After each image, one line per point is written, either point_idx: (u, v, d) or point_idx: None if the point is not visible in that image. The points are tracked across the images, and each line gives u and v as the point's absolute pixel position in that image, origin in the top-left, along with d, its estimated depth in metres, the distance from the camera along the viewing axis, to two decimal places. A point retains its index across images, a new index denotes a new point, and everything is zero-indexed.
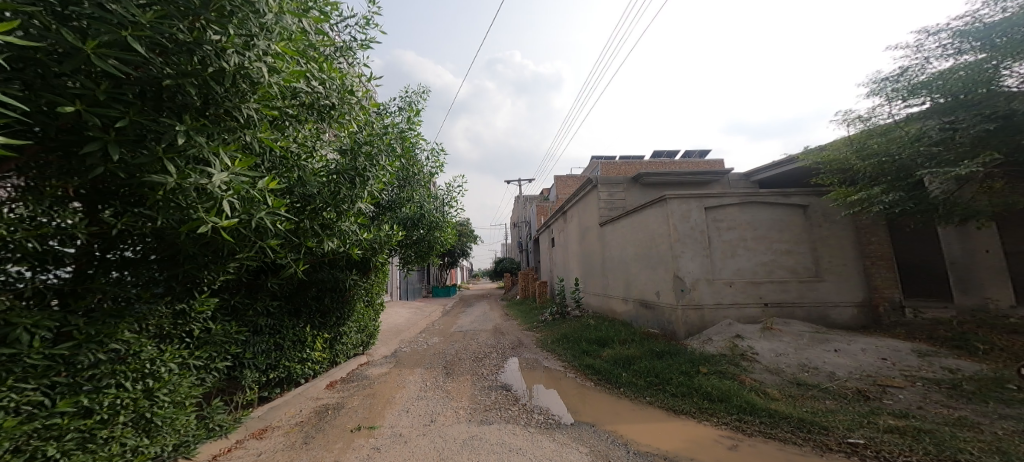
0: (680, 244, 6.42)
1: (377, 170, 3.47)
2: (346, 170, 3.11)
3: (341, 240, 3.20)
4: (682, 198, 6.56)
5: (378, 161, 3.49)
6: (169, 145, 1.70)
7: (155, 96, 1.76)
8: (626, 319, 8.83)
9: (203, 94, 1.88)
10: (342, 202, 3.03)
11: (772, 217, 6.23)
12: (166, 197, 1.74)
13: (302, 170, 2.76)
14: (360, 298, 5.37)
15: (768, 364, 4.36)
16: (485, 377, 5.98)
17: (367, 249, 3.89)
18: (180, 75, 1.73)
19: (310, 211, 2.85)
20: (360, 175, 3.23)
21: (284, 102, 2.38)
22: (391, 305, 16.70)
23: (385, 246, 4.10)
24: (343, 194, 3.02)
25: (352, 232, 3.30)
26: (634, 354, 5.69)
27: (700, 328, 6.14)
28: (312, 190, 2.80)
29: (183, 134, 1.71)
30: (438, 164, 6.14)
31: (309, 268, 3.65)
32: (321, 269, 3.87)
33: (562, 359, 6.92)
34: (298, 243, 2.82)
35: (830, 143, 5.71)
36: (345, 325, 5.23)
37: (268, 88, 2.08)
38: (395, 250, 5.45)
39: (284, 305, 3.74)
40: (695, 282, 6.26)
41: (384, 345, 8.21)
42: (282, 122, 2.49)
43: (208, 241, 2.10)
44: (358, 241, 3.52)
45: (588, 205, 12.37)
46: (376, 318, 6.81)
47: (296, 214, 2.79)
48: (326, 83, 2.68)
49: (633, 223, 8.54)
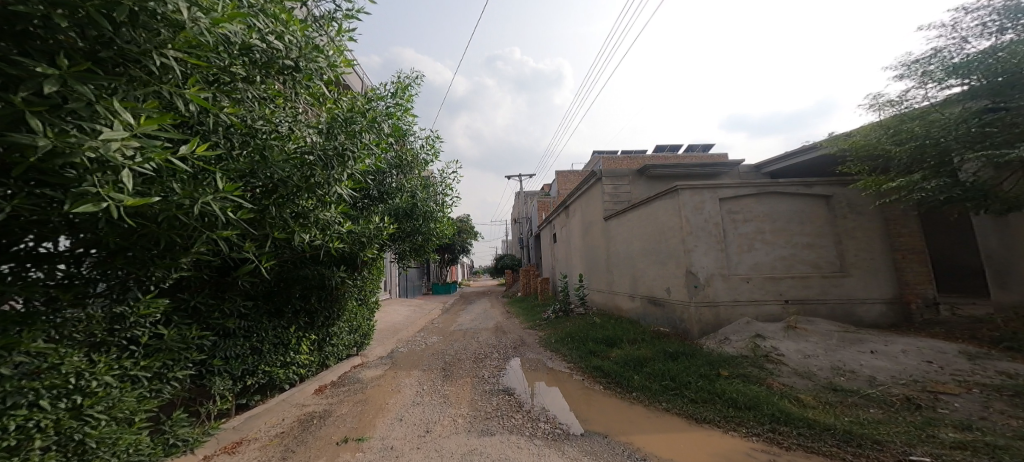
0: (693, 238, 6.04)
1: (361, 151, 3.05)
2: (324, 149, 2.67)
3: (318, 232, 2.82)
4: (695, 189, 6.16)
5: (361, 141, 3.09)
6: (45, 101, 1.33)
7: (25, 36, 1.41)
8: (633, 317, 8.46)
9: (98, 36, 1.50)
10: (318, 186, 2.62)
11: (792, 208, 5.82)
12: (46, 166, 1.37)
13: (270, 150, 2.37)
14: (351, 296, 4.98)
15: (796, 367, 3.96)
16: (485, 380, 5.61)
17: (353, 243, 3.48)
18: (55, 8, 1.36)
19: (279, 197, 2.46)
20: (340, 156, 2.79)
21: (227, 58, 2.00)
22: (389, 302, 16.32)
23: (375, 239, 3.68)
24: (318, 176, 2.61)
25: (332, 222, 2.92)
26: (646, 355, 5.30)
27: (715, 327, 5.75)
28: (282, 172, 2.41)
29: (56, 81, 1.33)
30: (434, 151, 5.75)
31: (289, 262, 3.26)
32: (303, 264, 3.48)
33: (568, 359, 6.54)
34: (262, 235, 2.46)
35: (857, 129, 5.28)
36: (335, 326, 4.86)
37: (194, 34, 1.71)
38: (388, 244, 5.06)
39: (262, 304, 3.36)
40: (709, 277, 5.87)
41: (380, 345, 7.85)
42: (229, 86, 2.11)
43: (137, 230, 1.73)
44: (341, 233, 3.13)
45: (592, 199, 11.96)
46: (371, 318, 6.44)
47: (261, 198, 2.41)
48: (284, 40, 2.29)
49: (640, 216, 8.14)
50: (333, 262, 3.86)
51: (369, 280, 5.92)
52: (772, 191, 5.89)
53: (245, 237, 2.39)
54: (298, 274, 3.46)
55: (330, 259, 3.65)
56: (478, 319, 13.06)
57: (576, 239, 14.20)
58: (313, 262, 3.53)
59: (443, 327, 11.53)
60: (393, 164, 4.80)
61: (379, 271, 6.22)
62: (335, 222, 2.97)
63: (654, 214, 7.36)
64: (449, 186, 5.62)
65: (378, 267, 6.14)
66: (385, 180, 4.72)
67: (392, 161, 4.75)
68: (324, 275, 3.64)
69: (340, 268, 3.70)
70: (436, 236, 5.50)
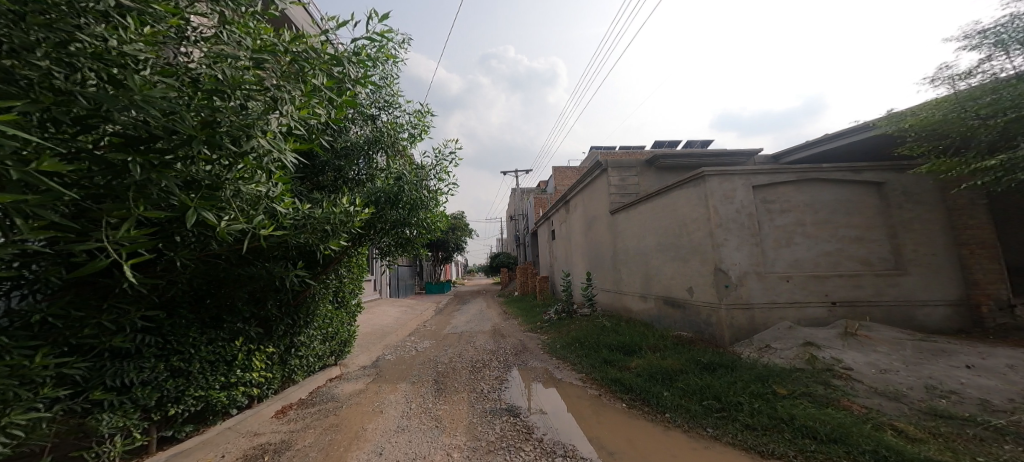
0: (722, 230, 5.26)
1: (307, 99, 2.22)
2: (236, 83, 1.85)
3: (239, 210, 2.04)
4: (725, 175, 5.40)
5: (308, 80, 2.20)
6: None
7: None
8: (646, 320, 7.71)
9: None
10: (226, 137, 1.79)
11: (838, 198, 5.10)
12: None
13: (133, 79, 1.52)
14: (321, 296, 4.11)
15: (875, 385, 3.20)
16: (484, 397, 4.79)
17: (309, 230, 2.59)
18: None
19: (154, 154, 1.61)
20: (262, 96, 1.99)
21: None
22: (378, 304, 15.36)
23: (342, 228, 2.75)
24: (227, 121, 1.76)
25: (264, 196, 2.16)
26: (673, 366, 4.54)
27: (750, 333, 5.00)
28: (157, 112, 1.53)
29: None
30: (424, 127, 4.93)
31: (223, 255, 2.38)
32: (246, 261, 2.59)
33: (578, 369, 5.76)
34: (128, 212, 1.60)
35: (921, 106, 4.56)
36: (304, 334, 4.00)
37: None
38: (368, 237, 4.15)
39: (185, 315, 2.47)
40: (742, 276, 5.10)
41: (365, 353, 6.98)
42: None
43: None
44: (281, 215, 2.36)
45: (597, 191, 11.19)
46: (351, 322, 5.57)
47: (129, 153, 1.57)
48: None
49: (655, 209, 7.40)
50: (294, 257, 3.01)
51: (344, 278, 5.04)
52: (814, 177, 5.16)
53: (104, 210, 1.55)
54: (241, 270, 2.59)
55: (285, 249, 2.77)
56: (474, 321, 12.21)
57: (578, 237, 13.42)
58: (267, 252, 2.67)
59: (437, 330, 10.66)
60: (358, 141, 4.15)
61: (356, 266, 5.37)
62: (270, 197, 2.21)
63: (672, 205, 6.62)
64: (442, 171, 4.71)
65: (356, 263, 5.28)
66: (346, 150, 4.04)
67: (369, 138, 4.19)
68: (276, 273, 2.75)
69: (302, 265, 2.81)
70: (426, 229, 4.58)
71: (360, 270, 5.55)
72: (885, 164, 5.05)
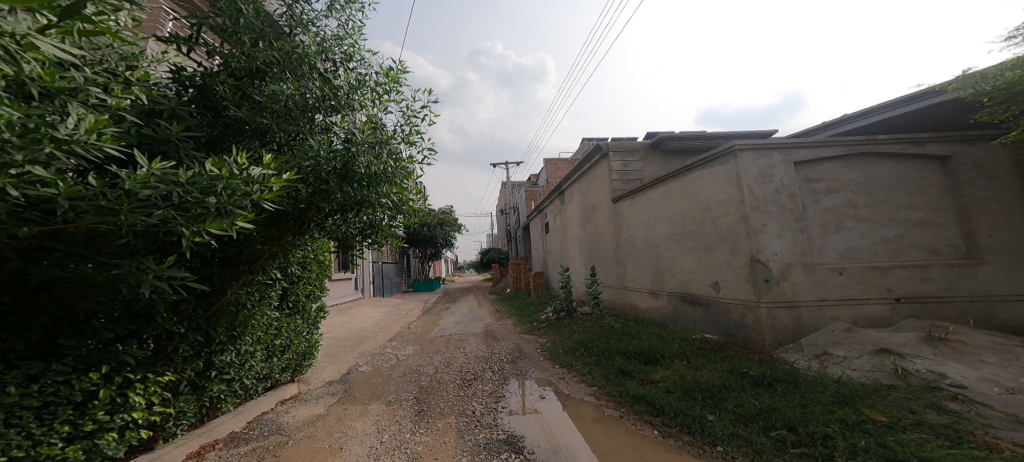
0: (760, 214, 4.36)
1: None
2: None
3: None
4: (759, 149, 4.50)
5: None
6: None
7: None
8: (657, 319, 6.91)
9: None
10: None
11: (896, 175, 4.27)
12: None
13: None
14: (246, 295, 3.25)
15: (1011, 411, 2.38)
16: (476, 423, 3.96)
17: (174, 203, 1.66)
18: None
19: None
20: None
21: None
22: (359, 305, 14.27)
23: (236, 203, 1.82)
24: None
25: None
26: (716, 381, 3.65)
27: (795, 336, 4.15)
28: None
29: None
30: (392, 86, 3.98)
31: None
32: (73, 256, 1.75)
33: (588, 383, 5.02)
34: None
35: (1006, 61, 3.76)
36: (239, 344, 3.43)
37: None
38: (310, 220, 3.21)
39: None
40: (785, 268, 4.22)
41: (333, 368, 6.08)
42: None
43: None
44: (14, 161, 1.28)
45: (597, 179, 10.39)
46: (302, 321, 4.73)
47: None
48: None
49: (667, 193, 6.54)
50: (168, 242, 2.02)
51: (283, 268, 4.06)
52: (866, 150, 4.31)
53: None
54: (61, 271, 1.75)
55: (150, 235, 1.83)
56: (464, 322, 11.26)
57: (575, 230, 12.67)
58: (106, 243, 1.80)
59: (423, 334, 9.67)
60: (298, 94, 3.12)
61: (313, 261, 4.82)
62: None
63: (689, 188, 5.76)
64: (411, 138, 3.77)
65: (304, 249, 4.42)
66: (281, 107, 3.02)
67: (314, 96, 3.28)
68: (131, 281, 1.85)
69: (175, 258, 1.89)
70: (392, 208, 3.66)
71: (310, 262, 4.76)
72: (951, 134, 4.25)
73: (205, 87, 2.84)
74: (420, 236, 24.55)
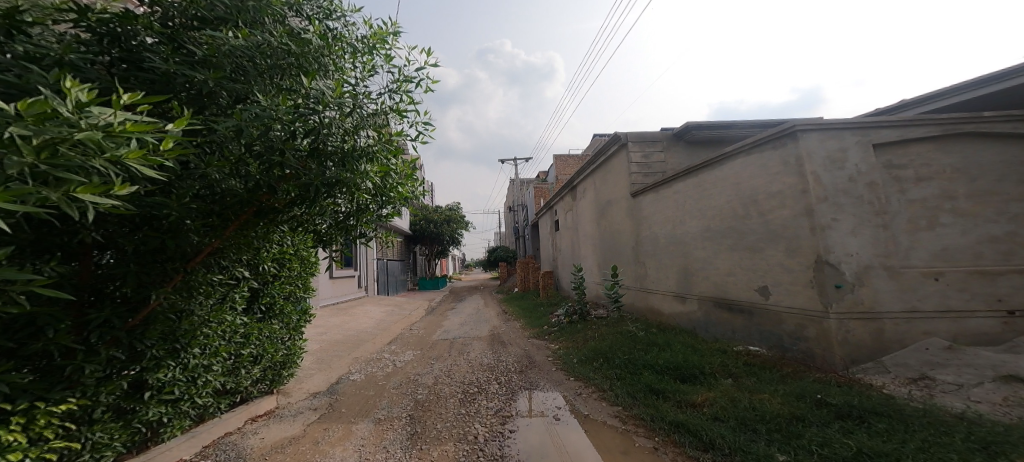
0: (830, 206, 3.59)
1: None
2: None
3: None
4: (827, 129, 3.73)
5: None
6: None
7: None
8: (684, 326, 6.12)
9: None
10: None
11: (1006, 159, 3.45)
12: None
13: None
14: (189, 300, 2.53)
15: None
16: (478, 453, 3.27)
17: None
18: None
19: None
20: None
21: None
22: (360, 304, 13.65)
23: (51, 163, 1.12)
24: None
25: None
26: (783, 410, 2.88)
27: (875, 354, 3.38)
28: None
29: None
30: (381, 46, 3.26)
31: None
32: None
33: (610, 401, 4.28)
34: None
35: None
36: (190, 357, 2.73)
37: None
38: (269, 204, 2.45)
39: None
40: (864, 272, 3.46)
41: (318, 380, 5.43)
42: None
43: None
44: None
45: (615, 172, 9.63)
46: (279, 327, 4.03)
47: None
48: None
49: (699, 185, 5.74)
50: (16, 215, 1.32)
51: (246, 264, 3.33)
52: (966, 129, 3.51)
53: None
54: None
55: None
56: (469, 325, 10.56)
57: (588, 228, 11.91)
58: None
59: (424, 337, 9.00)
60: (257, 46, 2.41)
61: (294, 259, 4.15)
62: None
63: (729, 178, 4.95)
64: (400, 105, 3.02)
65: (277, 241, 3.71)
66: (227, 62, 2.32)
67: (288, 56, 2.56)
68: None
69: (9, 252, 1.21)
70: (373, 192, 2.94)
71: (289, 258, 4.08)
72: None
73: (122, 36, 2.13)
74: (426, 232, 24.00)
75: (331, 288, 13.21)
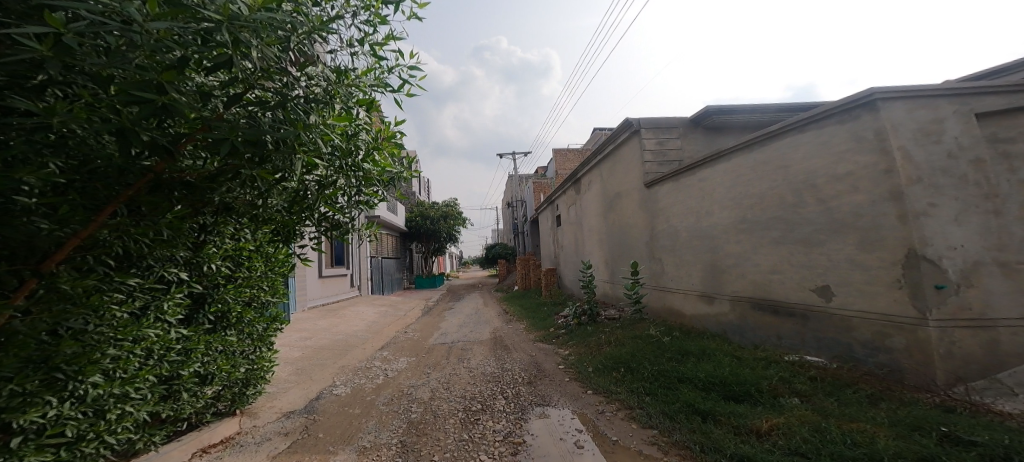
0: (924, 188, 2.94)
1: None
2: None
3: None
4: (912, 97, 3.07)
5: None
6: None
7: None
8: (711, 329, 5.44)
9: None
10: None
11: None
12: None
13: None
14: (67, 312, 1.75)
15: None
16: None
17: None
18: None
19: None
20: None
21: None
22: (351, 305, 12.82)
23: None
24: None
25: None
26: (902, 448, 2.17)
27: (985, 370, 2.73)
28: None
29: None
30: None
31: None
32: None
33: (641, 423, 3.55)
34: None
35: None
36: (88, 387, 2.10)
37: None
38: (171, 175, 1.74)
39: None
40: (971, 269, 2.82)
41: (294, 401, 4.66)
42: None
43: None
44: None
45: (625, 160, 8.90)
46: (234, 339, 3.36)
47: None
48: None
49: (728, 169, 5.03)
50: None
51: (179, 263, 2.66)
52: None
53: None
54: None
55: None
56: (468, 326, 9.81)
57: (594, 222, 11.21)
58: None
59: (420, 341, 8.24)
60: None
61: (255, 257, 3.48)
62: None
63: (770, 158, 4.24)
64: (375, 48, 2.28)
65: (227, 234, 3.05)
66: None
67: None
68: None
69: None
70: (331, 164, 2.25)
71: (248, 256, 3.41)
72: None
73: None
74: (422, 229, 23.19)
75: (321, 288, 12.38)
